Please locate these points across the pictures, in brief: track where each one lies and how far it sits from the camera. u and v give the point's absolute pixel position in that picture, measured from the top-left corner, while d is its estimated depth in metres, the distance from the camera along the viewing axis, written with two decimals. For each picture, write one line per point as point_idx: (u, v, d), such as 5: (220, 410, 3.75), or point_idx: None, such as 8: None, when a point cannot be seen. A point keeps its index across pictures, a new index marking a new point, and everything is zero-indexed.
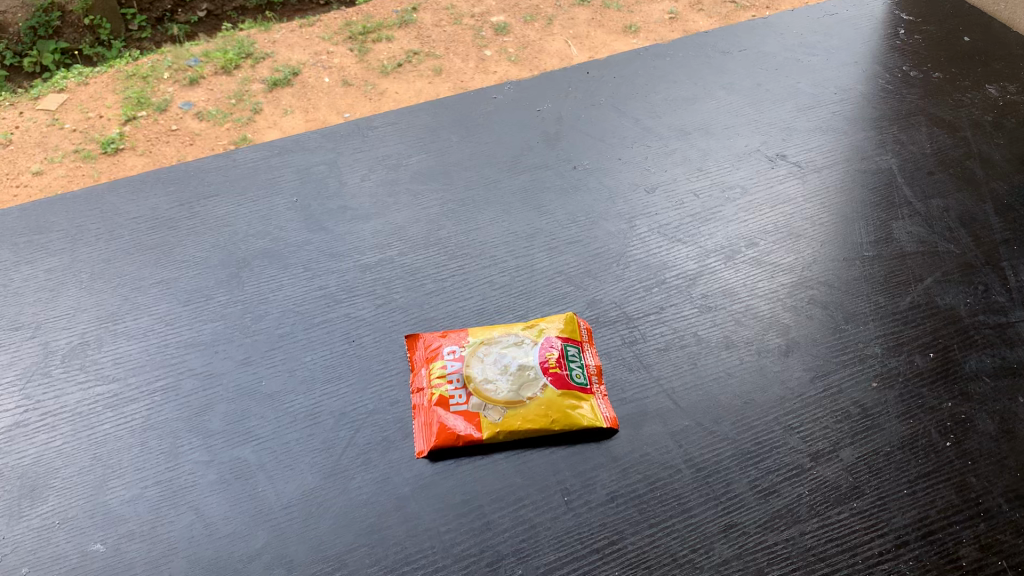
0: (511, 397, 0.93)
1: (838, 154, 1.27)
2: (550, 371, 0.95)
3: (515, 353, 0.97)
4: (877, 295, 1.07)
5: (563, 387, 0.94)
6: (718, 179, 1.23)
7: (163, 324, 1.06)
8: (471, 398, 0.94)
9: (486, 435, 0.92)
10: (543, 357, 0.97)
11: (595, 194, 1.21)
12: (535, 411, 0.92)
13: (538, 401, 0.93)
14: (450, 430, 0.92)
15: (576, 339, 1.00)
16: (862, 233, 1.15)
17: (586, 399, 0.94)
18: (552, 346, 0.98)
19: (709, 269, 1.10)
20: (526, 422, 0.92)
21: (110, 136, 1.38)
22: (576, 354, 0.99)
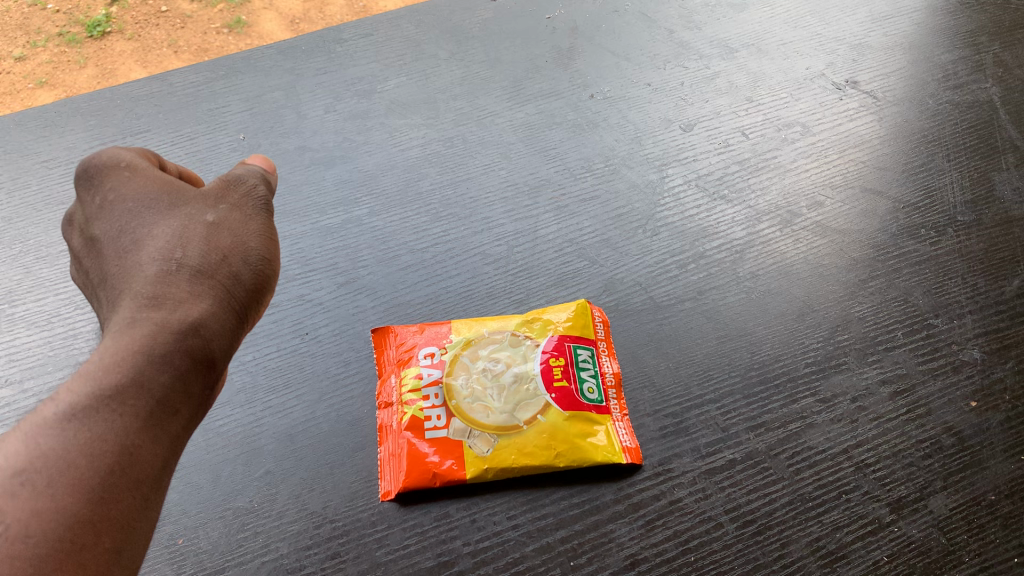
0: (503, 421, 0.73)
1: (923, 78, 1.01)
2: (554, 385, 0.75)
3: (510, 359, 0.77)
4: (977, 277, 0.83)
5: (570, 408, 0.74)
6: (772, 113, 0.98)
7: (70, 306, 0.85)
8: (452, 420, 0.74)
9: (470, 472, 0.71)
10: (546, 367, 0.76)
11: (617, 132, 0.97)
12: (534, 440, 0.72)
13: (539, 425, 0.73)
14: (424, 467, 0.71)
15: (589, 337, 0.79)
16: (956, 187, 0.90)
17: (600, 422, 0.74)
18: (558, 351, 0.77)
19: (760, 239, 0.87)
20: (523, 457, 0.71)
21: (95, 19, 1.38)
22: (589, 360, 0.77)
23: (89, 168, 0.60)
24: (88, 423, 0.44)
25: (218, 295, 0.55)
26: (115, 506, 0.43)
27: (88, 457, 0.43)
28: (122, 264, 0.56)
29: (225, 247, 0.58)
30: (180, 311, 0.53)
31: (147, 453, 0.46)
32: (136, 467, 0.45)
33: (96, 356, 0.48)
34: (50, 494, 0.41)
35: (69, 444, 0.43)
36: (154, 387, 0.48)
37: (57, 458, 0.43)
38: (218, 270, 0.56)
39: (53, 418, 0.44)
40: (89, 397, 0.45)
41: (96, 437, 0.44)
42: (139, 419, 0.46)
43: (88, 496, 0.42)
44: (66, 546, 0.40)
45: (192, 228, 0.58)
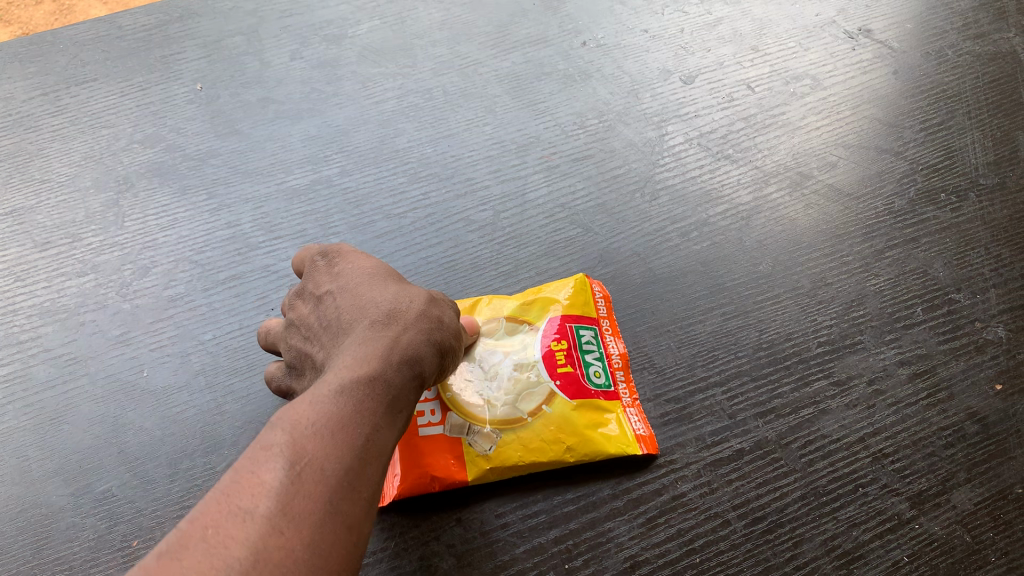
0: (503, 413, 0.64)
1: (941, 27, 0.94)
2: (559, 370, 0.66)
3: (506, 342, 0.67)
4: (1000, 247, 0.77)
5: (578, 396, 0.65)
6: (780, 65, 0.91)
7: (10, 278, 0.77)
8: (447, 415, 0.64)
9: (471, 473, 0.63)
10: (548, 350, 0.67)
11: (612, 85, 0.89)
12: (541, 434, 0.64)
13: (544, 416, 0.64)
14: (420, 471, 0.62)
15: (589, 314, 0.70)
16: (977, 148, 0.83)
17: (610, 411, 0.66)
18: (559, 331, 0.68)
19: (769, 204, 0.80)
20: (529, 454, 0.63)
21: None
22: (592, 341, 0.69)
23: (340, 249, 0.57)
24: (346, 430, 0.41)
25: (429, 345, 0.51)
26: (360, 515, 0.39)
27: (357, 422, 0.42)
28: (355, 309, 0.52)
29: (437, 313, 0.53)
30: (407, 336, 0.49)
31: (381, 475, 0.42)
32: (378, 484, 0.41)
33: (339, 369, 0.45)
34: (323, 487, 0.38)
35: (332, 443, 0.40)
36: (385, 414, 0.44)
37: (323, 453, 0.39)
38: (429, 335, 0.51)
39: (314, 416, 0.41)
40: (344, 406, 0.42)
41: (353, 446, 0.41)
42: (382, 441, 0.43)
43: (347, 500, 0.38)
44: (333, 540, 0.36)
45: (409, 289, 0.53)
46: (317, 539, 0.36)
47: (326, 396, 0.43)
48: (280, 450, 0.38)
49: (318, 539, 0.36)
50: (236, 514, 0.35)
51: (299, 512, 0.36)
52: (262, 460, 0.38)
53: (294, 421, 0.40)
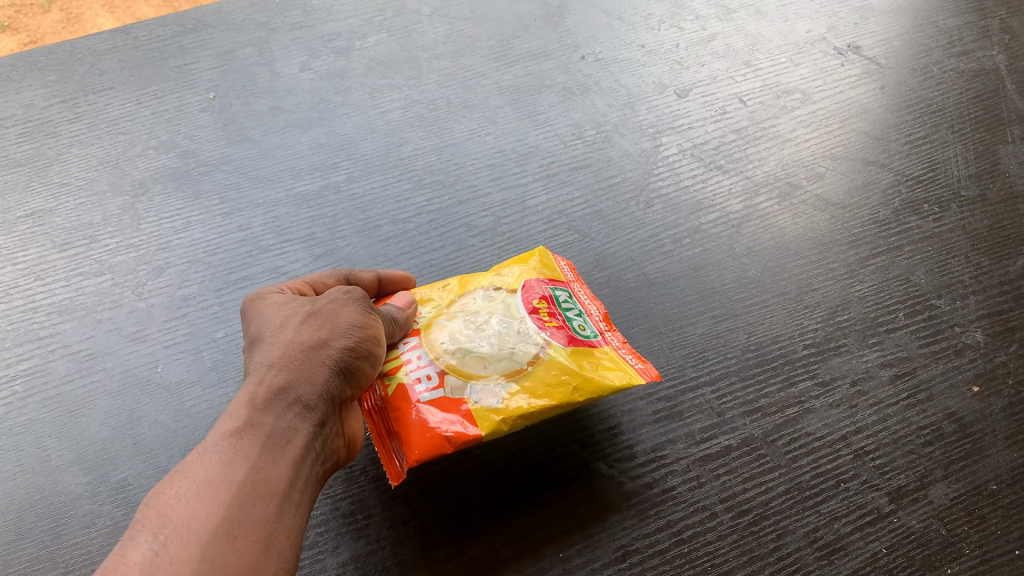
0: (503, 366, 0.60)
1: (927, 46, 0.98)
2: (545, 323, 0.63)
3: (485, 305, 0.64)
4: (979, 256, 0.80)
5: (572, 341, 0.62)
6: (771, 79, 0.95)
7: (30, 277, 0.80)
8: (445, 377, 0.60)
9: (486, 429, 0.58)
10: (531, 306, 0.64)
11: (609, 97, 0.93)
12: (544, 377, 0.60)
13: (545, 364, 0.60)
14: (430, 434, 0.57)
15: (556, 278, 0.69)
16: (960, 161, 0.87)
17: (606, 354, 0.63)
18: (538, 291, 0.66)
19: (758, 213, 0.84)
20: (539, 397, 0.59)
21: None
22: (571, 301, 0.67)
23: (246, 297, 0.59)
24: (213, 492, 0.44)
25: (314, 361, 0.52)
26: (240, 561, 0.42)
27: (226, 476, 0.45)
28: (249, 354, 0.54)
29: (324, 325, 0.54)
30: (285, 367, 0.51)
31: (267, 511, 0.45)
32: (261, 527, 0.44)
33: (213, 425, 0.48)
34: (187, 550, 0.41)
35: (193, 510, 0.43)
36: (265, 454, 0.47)
37: (186, 522, 0.42)
38: (313, 354, 0.52)
39: (181, 486, 0.44)
40: (212, 464, 0.46)
41: (222, 500, 0.44)
42: (260, 481, 0.46)
43: (219, 553, 0.42)
44: None
45: (289, 315, 0.54)
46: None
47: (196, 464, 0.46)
48: (145, 530, 0.42)
49: None
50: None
51: None
52: (130, 544, 0.42)
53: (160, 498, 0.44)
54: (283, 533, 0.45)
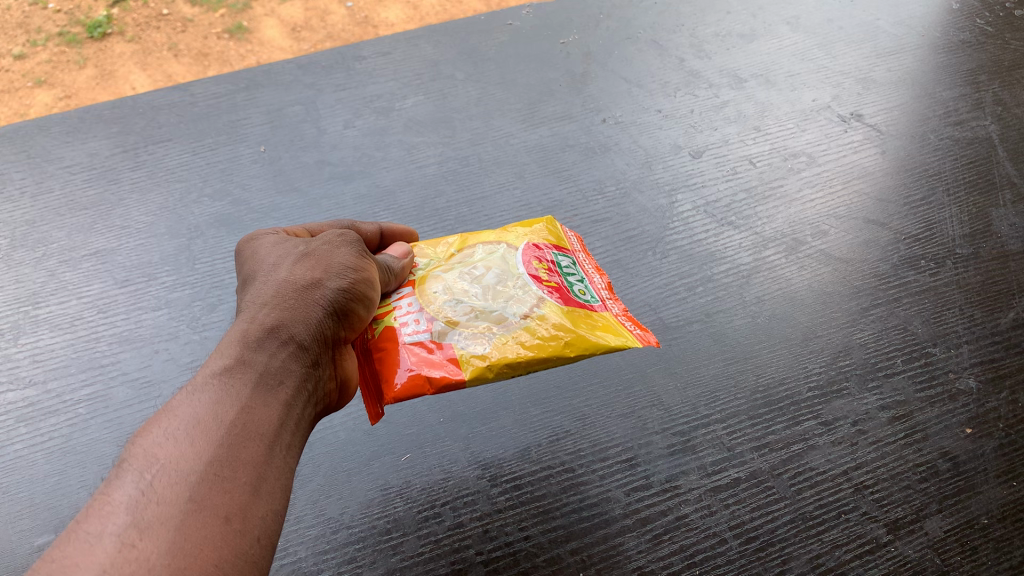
0: (495, 317, 0.60)
1: (924, 115, 1.05)
2: (544, 284, 0.63)
3: (485, 259, 0.65)
4: (972, 308, 0.86)
5: (568, 303, 0.62)
6: (779, 143, 1.02)
7: (93, 310, 0.87)
8: (433, 321, 0.60)
9: (470, 374, 0.57)
10: (529, 265, 0.64)
11: (628, 157, 1.00)
12: (536, 329, 0.59)
13: (539, 317, 0.60)
14: (410, 371, 0.57)
15: (564, 251, 0.69)
16: (954, 222, 0.93)
17: (603, 319, 0.62)
18: (538, 254, 0.66)
19: (766, 265, 0.90)
20: (529, 347, 0.58)
21: (96, 23, 1.67)
22: (571, 270, 0.67)
23: (237, 243, 0.61)
24: (201, 428, 0.43)
25: (304, 304, 0.52)
26: (233, 499, 0.41)
27: (216, 413, 0.44)
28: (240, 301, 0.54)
29: (317, 267, 0.55)
30: (278, 307, 0.51)
31: (257, 449, 0.44)
32: (252, 465, 0.43)
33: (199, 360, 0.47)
34: (178, 488, 0.40)
35: (184, 446, 0.42)
36: (257, 391, 0.47)
37: (172, 460, 0.41)
38: (306, 295, 0.53)
39: (168, 422, 0.43)
40: (200, 400, 0.45)
41: (213, 437, 0.43)
42: (251, 418, 0.45)
43: (211, 490, 0.41)
44: (200, 534, 0.39)
45: (281, 259, 0.55)
46: (174, 539, 0.38)
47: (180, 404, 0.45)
48: (130, 467, 0.41)
49: (178, 538, 0.38)
50: (84, 538, 0.37)
51: (151, 520, 0.38)
52: (114, 480, 0.40)
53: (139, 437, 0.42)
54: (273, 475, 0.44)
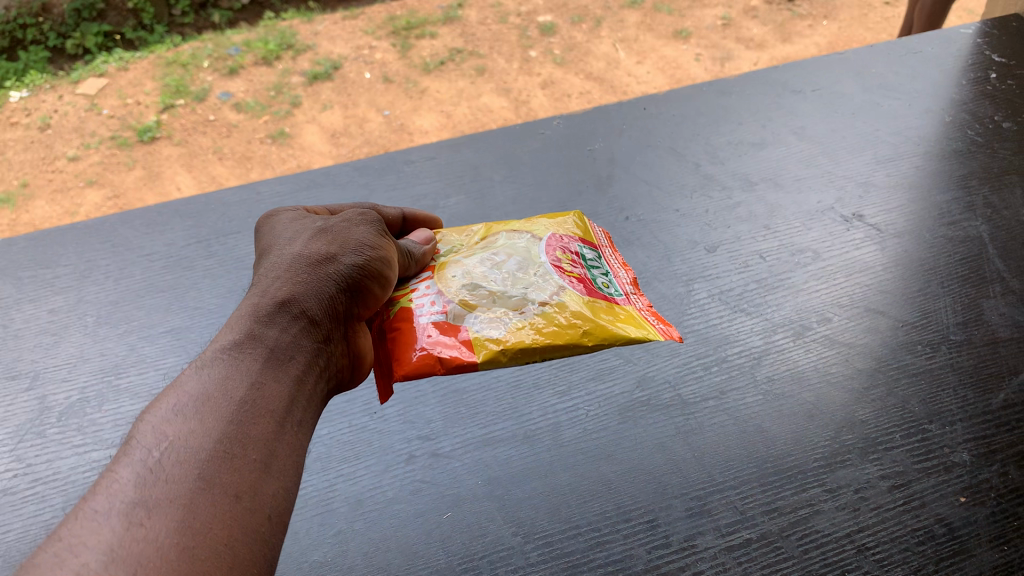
0: (519, 302, 0.80)
1: (920, 216, 1.15)
2: (568, 277, 0.84)
3: (520, 251, 0.86)
4: (965, 389, 0.94)
5: (588, 293, 0.83)
6: (787, 239, 1.12)
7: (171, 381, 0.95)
8: (449, 308, 0.80)
9: (483, 356, 0.76)
10: (558, 261, 0.86)
11: (648, 250, 1.11)
12: (556, 320, 0.78)
13: (561, 306, 0.80)
14: (432, 353, 0.76)
15: (591, 251, 0.92)
16: (948, 312, 1.02)
17: (621, 311, 0.83)
18: (570, 253, 0.89)
19: (775, 348, 0.99)
20: (545, 336, 0.77)
21: None
22: (597, 271, 0.89)
23: (279, 211, 0.86)
24: (213, 408, 0.62)
25: (315, 286, 0.74)
26: (232, 473, 0.58)
27: (226, 396, 0.63)
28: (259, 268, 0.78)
29: (335, 246, 0.77)
30: (295, 286, 0.73)
31: (260, 422, 0.62)
32: (260, 438, 0.61)
33: (222, 334, 0.69)
34: (191, 458, 0.57)
35: (196, 425, 0.60)
36: (266, 372, 0.66)
37: (181, 438, 0.58)
38: (321, 271, 0.75)
39: (185, 404, 0.61)
40: (209, 391, 0.63)
41: (223, 415, 0.61)
42: (257, 398, 0.64)
43: (211, 465, 0.57)
44: (205, 499, 0.55)
45: (307, 239, 0.78)
46: (178, 499, 0.54)
47: (190, 390, 0.62)
48: (136, 458, 0.56)
49: (182, 496, 0.54)
50: (93, 513, 0.52)
51: (159, 487, 0.54)
52: (127, 453, 0.56)
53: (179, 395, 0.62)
54: (278, 445, 0.62)
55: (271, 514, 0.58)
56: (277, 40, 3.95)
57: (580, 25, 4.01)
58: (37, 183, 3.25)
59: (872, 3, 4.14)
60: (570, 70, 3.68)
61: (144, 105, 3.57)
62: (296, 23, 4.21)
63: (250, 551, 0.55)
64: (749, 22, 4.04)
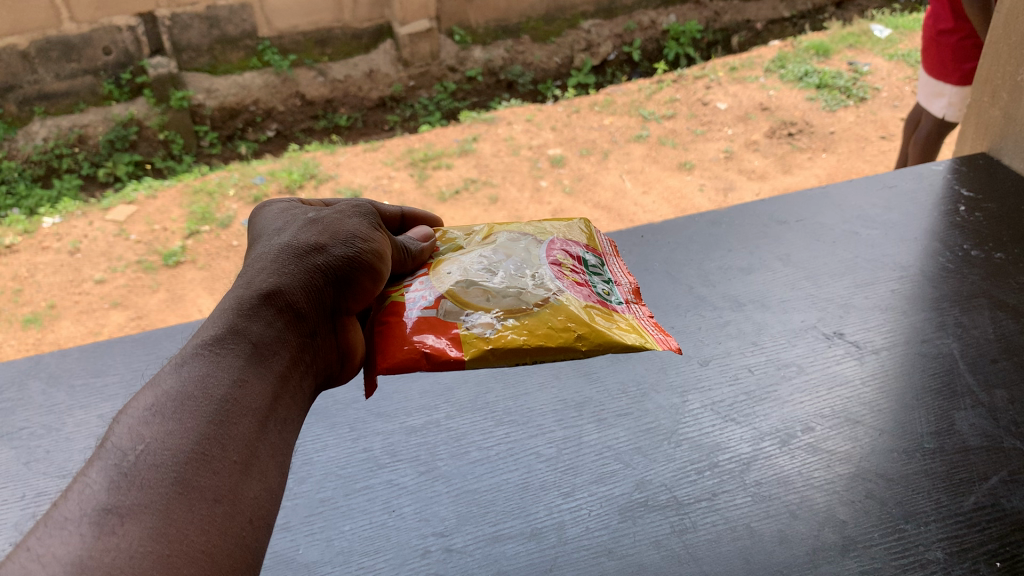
0: (515, 304, 1.09)
1: (897, 335, 1.25)
2: (570, 285, 1.14)
3: (526, 258, 1.16)
4: (938, 493, 1.00)
5: (587, 300, 1.12)
6: (774, 355, 1.23)
7: None
8: (440, 306, 1.09)
9: (473, 353, 1.03)
10: (560, 272, 1.16)
11: (647, 363, 1.24)
12: (550, 325, 1.06)
13: (559, 311, 1.08)
14: (423, 345, 1.04)
15: (591, 267, 1.23)
16: (921, 422, 1.10)
17: (619, 321, 1.11)
18: (573, 267, 1.19)
19: (763, 454, 1.08)
20: (541, 337, 1.05)
21: None
22: (595, 281, 1.19)
23: (280, 206, 1.13)
24: (191, 409, 0.83)
25: (302, 280, 1.00)
26: (206, 472, 0.79)
27: (205, 398, 0.85)
28: (255, 255, 1.04)
29: (325, 238, 1.04)
30: (281, 280, 0.99)
31: (234, 421, 0.84)
32: (236, 437, 0.83)
33: (210, 331, 0.93)
34: (167, 455, 0.78)
35: (173, 426, 0.81)
36: (243, 376, 0.89)
37: (157, 441, 0.79)
38: (310, 261, 1.01)
39: (163, 407, 0.83)
40: (186, 395, 0.85)
41: (199, 419, 0.83)
42: (231, 401, 0.86)
43: (186, 463, 0.78)
44: (180, 499, 0.75)
45: (299, 232, 1.05)
46: (151, 496, 0.74)
47: (171, 392, 0.85)
48: (113, 463, 0.77)
49: (154, 494, 0.74)
50: (65, 517, 0.71)
51: (136, 486, 0.75)
52: (103, 458, 0.77)
53: (161, 397, 0.84)
54: (248, 442, 0.84)
55: (243, 512, 0.79)
56: (300, 172, 4.19)
57: (588, 158, 4.23)
58: (64, 303, 3.39)
59: (867, 136, 4.35)
60: (579, 199, 3.87)
61: (171, 232, 3.77)
62: (319, 156, 4.46)
63: (224, 540, 0.75)
64: (749, 156, 4.25)
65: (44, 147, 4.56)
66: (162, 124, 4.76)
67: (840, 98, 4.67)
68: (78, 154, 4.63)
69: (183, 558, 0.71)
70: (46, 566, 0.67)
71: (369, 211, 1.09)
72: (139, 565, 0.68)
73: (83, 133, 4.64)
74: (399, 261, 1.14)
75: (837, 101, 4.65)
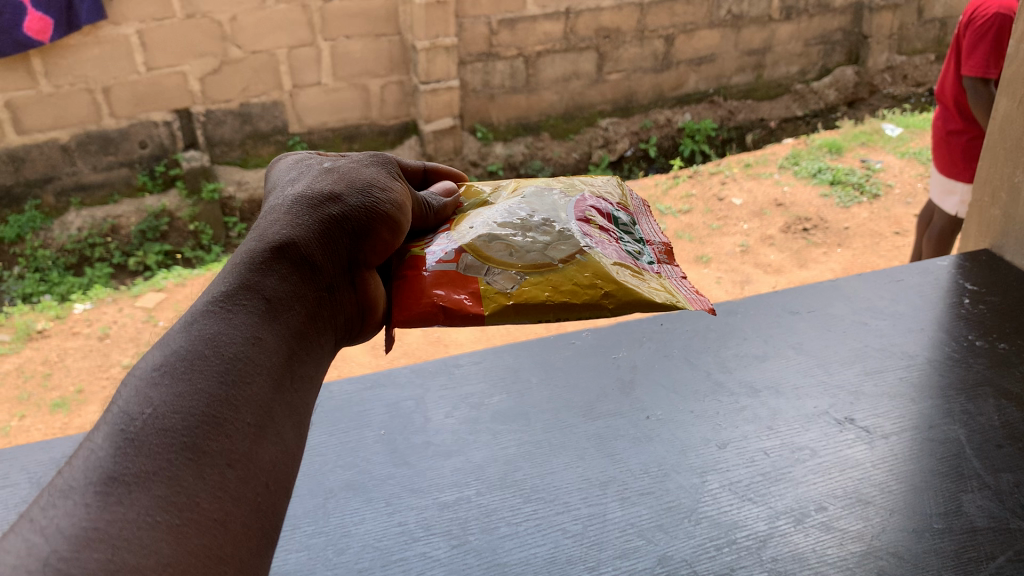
0: (539, 261, 1.21)
1: (906, 421, 1.31)
2: (597, 241, 1.28)
3: (556, 214, 1.31)
4: (947, 571, 1.05)
5: (617, 259, 1.25)
6: (789, 439, 1.29)
7: None
8: (459, 258, 1.22)
9: (493, 309, 1.17)
10: (589, 226, 1.31)
11: (668, 444, 1.30)
12: (573, 282, 1.19)
13: (584, 269, 1.20)
14: (441, 299, 1.18)
15: (617, 226, 1.38)
16: (930, 503, 1.15)
17: (651, 280, 1.25)
18: (601, 223, 1.34)
19: (779, 532, 1.13)
20: (563, 294, 1.18)
21: None
22: (623, 240, 1.34)
23: (297, 159, 1.27)
24: (201, 367, 0.91)
25: (318, 231, 1.10)
26: (214, 435, 0.87)
27: (215, 356, 0.93)
28: (272, 203, 1.16)
29: (343, 186, 1.16)
30: (298, 228, 1.10)
31: (241, 382, 0.93)
32: (246, 397, 0.92)
33: (225, 286, 1.01)
34: (174, 419, 0.86)
35: (181, 388, 0.89)
36: (255, 333, 0.98)
37: (164, 404, 0.87)
38: (329, 207, 1.13)
39: (170, 368, 0.91)
40: (195, 355, 0.92)
41: (208, 380, 0.91)
42: (240, 360, 0.94)
43: (193, 429, 0.86)
44: (188, 467, 0.83)
45: (318, 180, 1.17)
46: (160, 464, 0.82)
47: (182, 352, 0.92)
48: (120, 430, 0.84)
49: (160, 462, 0.82)
50: (72, 485, 0.79)
51: (143, 453, 0.82)
52: (109, 425, 0.85)
53: (171, 358, 0.92)
54: (257, 404, 0.93)
55: (253, 476, 0.88)
56: None
57: None
58: (91, 389, 3.48)
59: (881, 232, 4.45)
60: None
61: None
62: None
63: (235, 504, 0.85)
64: (765, 250, 4.35)
65: (78, 237, 4.74)
66: (192, 215, 4.94)
67: (853, 195, 4.80)
68: (109, 244, 4.81)
69: (192, 524, 0.80)
70: (48, 539, 0.74)
71: (386, 163, 1.23)
72: (147, 533, 0.76)
73: (116, 222, 4.82)
74: (421, 215, 1.30)
75: (851, 198, 4.77)
